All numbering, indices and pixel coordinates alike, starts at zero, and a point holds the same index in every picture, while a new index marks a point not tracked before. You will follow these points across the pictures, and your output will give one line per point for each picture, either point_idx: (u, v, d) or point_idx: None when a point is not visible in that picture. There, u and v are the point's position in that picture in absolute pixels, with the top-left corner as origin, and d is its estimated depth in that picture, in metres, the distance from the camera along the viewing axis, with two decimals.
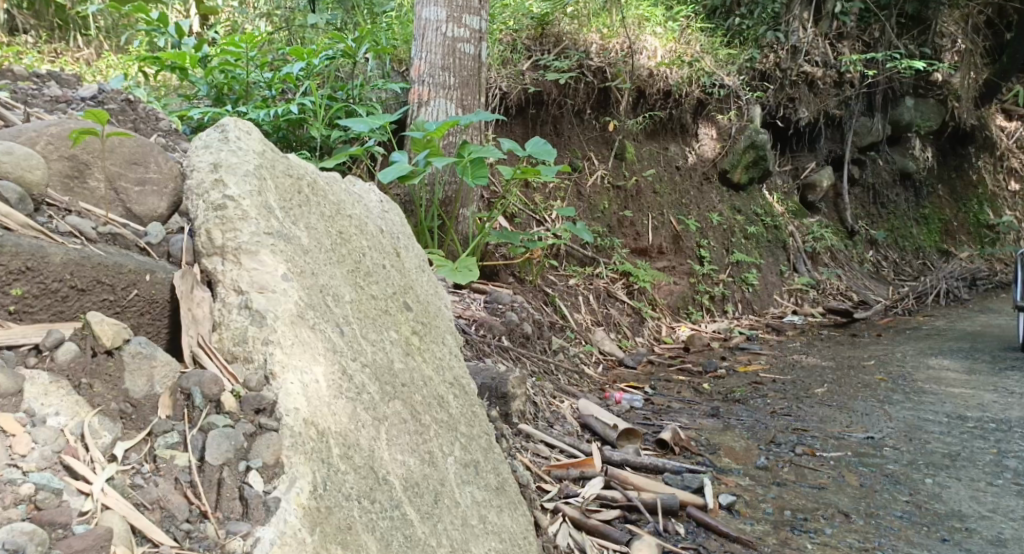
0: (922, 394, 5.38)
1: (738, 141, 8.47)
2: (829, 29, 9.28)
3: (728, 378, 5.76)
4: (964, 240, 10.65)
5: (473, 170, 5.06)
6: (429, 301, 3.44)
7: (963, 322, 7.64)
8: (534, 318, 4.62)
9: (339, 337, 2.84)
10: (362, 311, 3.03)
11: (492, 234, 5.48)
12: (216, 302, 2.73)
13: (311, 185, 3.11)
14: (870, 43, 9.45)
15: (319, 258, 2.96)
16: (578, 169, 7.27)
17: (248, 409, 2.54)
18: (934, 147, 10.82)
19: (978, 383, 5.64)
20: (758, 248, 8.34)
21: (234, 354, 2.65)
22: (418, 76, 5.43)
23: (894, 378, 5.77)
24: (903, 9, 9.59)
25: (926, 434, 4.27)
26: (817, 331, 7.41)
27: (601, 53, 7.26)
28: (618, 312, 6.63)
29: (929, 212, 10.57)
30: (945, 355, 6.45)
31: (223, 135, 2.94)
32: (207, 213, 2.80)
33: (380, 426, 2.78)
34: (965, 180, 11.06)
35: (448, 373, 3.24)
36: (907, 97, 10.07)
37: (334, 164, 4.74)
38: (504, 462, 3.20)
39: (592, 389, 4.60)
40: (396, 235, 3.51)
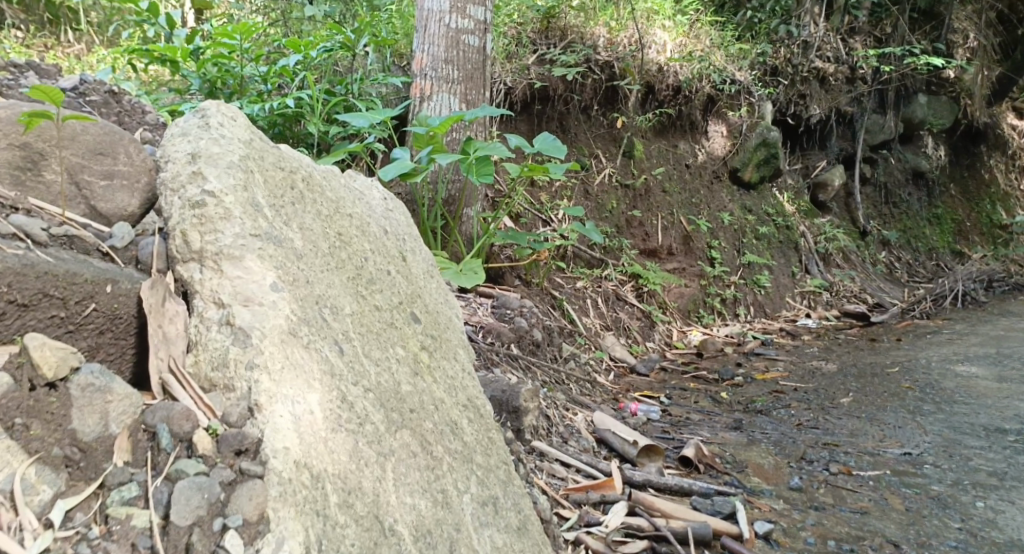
0: (952, 404, 5.13)
1: (749, 139, 8.24)
2: (841, 24, 9.12)
3: (747, 386, 5.52)
4: (976, 240, 10.33)
5: (479, 168, 4.84)
6: (438, 311, 3.22)
7: (985, 327, 7.39)
8: (544, 323, 4.40)
9: (338, 358, 2.62)
10: (365, 323, 2.80)
11: (498, 235, 5.23)
12: (192, 317, 2.54)
13: (305, 180, 2.91)
14: (882, 38, 9.26)
15: (314, 264, 2.74)
16: (585, 167, 7.03)
17: (227, 451, 2.34)
18: (946, 144, 10.53)
19: (1009, 392, 5.39)
20: (769, 249, 8.11)
21: (212, 381, 2.46)
22: (421, 69, 5.20)
23: (921, 387, 5.54)
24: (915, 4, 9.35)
25: (967, 450, 4.05)
26: (834, 335, 7.18)
27: (609, 47, 7.02)
28: (628, 316, 6.41)
29: (942, 212, 10.30)
30: (971, 362, 6.21)
31: (202, 120, 2.75)
32: (183, 211, 2.61)
33: (386, 464, 2.56)
34: (977, 179, 10.76)
35: (461, 393, 3.02)
36: (920, 93, 9.81)
37: (333, 160, 4.57)
38: (525, 495, 2.96)
39: (605, 399, 4.38)
40: (402, 238, 3.29)
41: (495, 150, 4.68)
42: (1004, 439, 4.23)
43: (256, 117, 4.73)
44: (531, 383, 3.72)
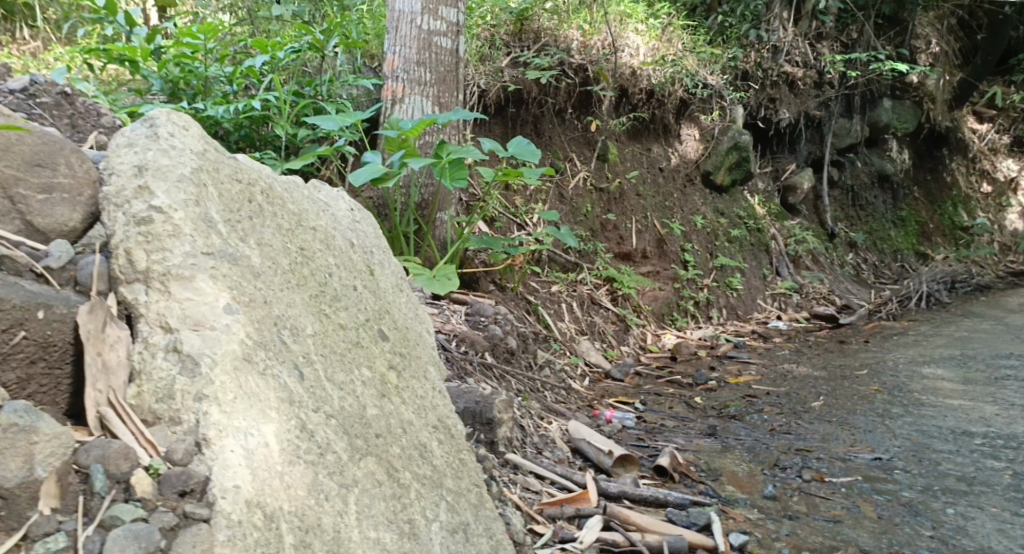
0: (920, 406, 5.11)
1: (721, 142, 8.23)
2: (810, 29, 9.05)
3: (720, 391, 5.48)
4: (938, 242, 10.25)
5: (452, 172, 4.77)
6: (407, 326, 3.17)
7: (949, 328, 7.39)
8: (518, 330, 4.33)
9: (297, 384, 2.55)
10: (328, 343, 2.74)
11: (472, 239, 5.14)
12: (136, 343, 2.45)
13: (264, 192, 2.87)
14: (848, 44, 9.26)
15: (274, 281, 2.68)
16: (560, 171, 6.98)
17: (169, 493, 2.24)
18: (910, 148, 10.57)
19: (975, 395, 5.37)
20: (742, 251, 8.08)
21: (156, 415, 2.37)
22: (392, 71, 5.12)
23: (889, 389, 5.51)
24: (881, 10, 9.38)
25: (936, 454, 4.00)
26: (804, 337, 7.15)
27: (583, 51, 7.00)
28: (603, 320, 6.36)
29: (905, 214, 10.22)
30: (937, 364, 6.19)
31: (151, 130, 2.69)
32: (128, 227, 2.52)
33: (348, 496, 2.48)
34: (940, 183, 10.71)
35: (431, 413, 2.97)
36: (885, 98, 9.83)
37: (301, 164, 4.48)
38: (498, 520, 2.89)
39: (580, 406, 4.31)
40: (369, 250, 3.25)
41: (468, 153, 4.62)
42: (971, 441, 4.19)
43: (222, 118, 4.64)
44: (505, 393, 3.66)
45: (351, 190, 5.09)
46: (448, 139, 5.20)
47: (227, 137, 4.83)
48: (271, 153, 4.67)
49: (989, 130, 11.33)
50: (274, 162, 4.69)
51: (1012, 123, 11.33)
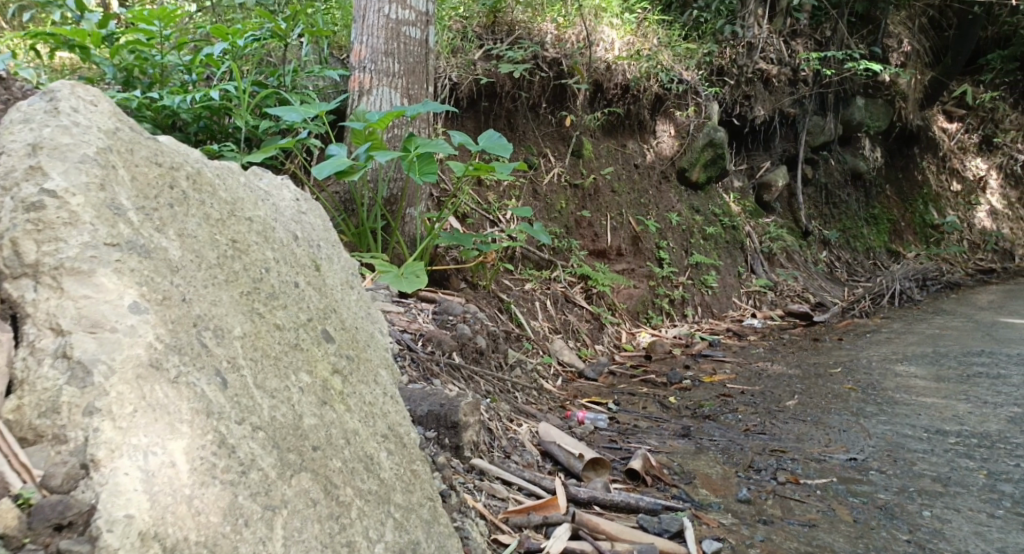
0: (893, 405, 5.01)
1: (696, 139, 8.11)
2: (784, 26, 8.98)
3: (695, 390, 5.37)
4: (911, 240, 10.20)
5: (421, 166, 4.61)
6: (355, 326, 2.96)
7: (921, 325, 7.33)
8: (489, 328, 4.19)
9: (220, 393, 2.36)
10: (259, 346, 2.54)
11: (442, 235, 4.98)
12: (19, 348, 2.20)
13: (188, 178, 2.66)
14: (822, 41, 9.19)
15: (195, 276, 2.49)
16: (534, 166, 6.86)
17: (42, 527, 2.03)
18: (882, 147, 10.52)
19: (947, 393, 5.28)
20: (716, 249, 7.98)
21: (39, 431, 2.13)
22: (359, 62, 4.96)
23: (863, 387, 5.43)
24: (854, 7, 9.31)
25: (909, 454, 3.89)
26: (778, 334, 7.06)
27: (557, 44, 6.86)
28: (577, 318, 6.23)
29: (877, 212, 10.14)
30: (910, 362, 6.10)
31: (51, 105, 2.50)
32: (16, 213, 2.30)
33: (275, 520, 2.30)
34: (910, 181, 10.68)
35: (381, 421, 2.78)
36: (857, 97, 9.74)
37: (262, 156, 4.32)
38: (453, 532, 2.75)
39: (552, 408, 4.17)
40: (315, 244, 3.05)
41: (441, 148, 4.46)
42: (945, 439, 4.09)
43: (181, 108, 4.47)
44: (473, 394, 3.52)
45: (317, 184, 4.94)
46: (418, 133, 5.04)
47: (185, 128, 4.66)
48: (231, 144, 4.49)
49: (958, 131, 11.28)
50: (235, 156, 4.51)
51: (981, 122, 11.32)
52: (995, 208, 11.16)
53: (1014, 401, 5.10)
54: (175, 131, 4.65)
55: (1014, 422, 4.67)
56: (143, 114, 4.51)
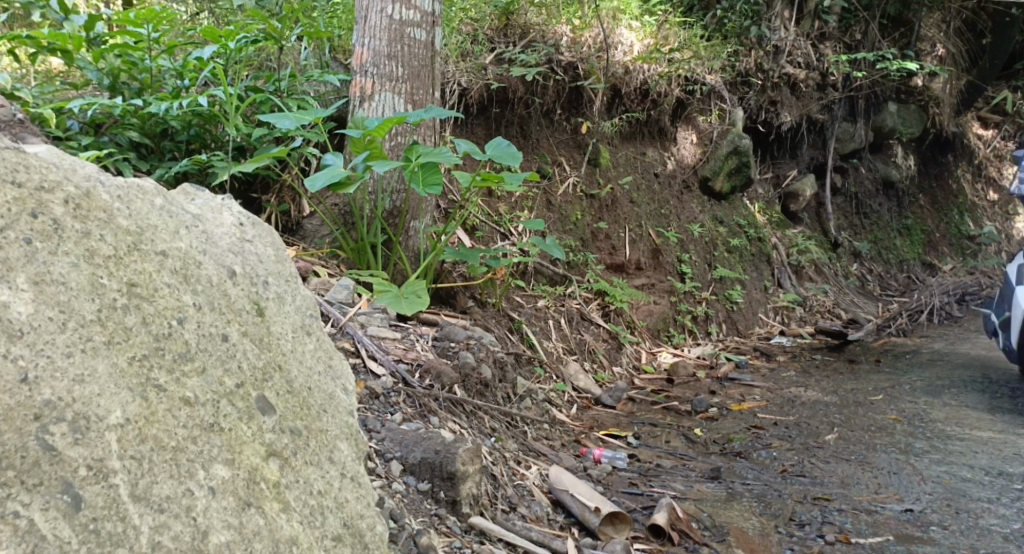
0: (946, 440, 4.71)
1: (720, 147, 7.68)
2: (812, 29, 8.61)
3: (722, 421, 5.00)
4: (946, 252, 9.77)
5: (425, 178, 4.30)
6: (311, 385, 2.50)
7: (964, 345, 6.91)
8: (496, 354, 3.85)
9: (63, 522, 1.95)
10: (145, 437, 2.11)
11: (448, 251, 4.57)
12: None
13: (68, 205, 2.25)
14: (852, 44, 8.78)
15: (55, 335, 2.09)
16: (547, 176, 6.50)
17: None
18: (914, 154, 9.99)
19: (1005, 426, 4.92)
20: (741, 262, 7.54)
21: None
22: (361, 65, 4.63)
23: (911, 418, 5.06)
24: (885, 10, 8.88)
25: (973, 504, 3.76)
26: (809, 355, 6.64)
27: (572, 47, 6.54)
28: (592, 338, 5.85)
29: (911, 222, 9.69)
30: (958, 389, 5.68)
31: None
32: None
33: None
34: (946, 190, 10.21)
35: (334, 518, 2.34)
36: (889, 102, 9.31)
37: (254, 167, 3.95)
38: None
39: (565, 443, 3.86)
40: (259, 278, 2.54)
41: (451, 156, 4.16)
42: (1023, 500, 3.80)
43: (169, 114, 4.10)
44: (475, 435, 3.19)
45: (312, 197, 4.59)
46: (423, 140, 4.69)
47: (176, 136, 4.30)
48: (222, 153, 4.12)
49: (994, 137, 10.74)
50: (228, 166, 4.12)
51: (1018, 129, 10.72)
52: None
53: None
54: (165, 139, 4.30)
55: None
56: (129, 122, 4.16)
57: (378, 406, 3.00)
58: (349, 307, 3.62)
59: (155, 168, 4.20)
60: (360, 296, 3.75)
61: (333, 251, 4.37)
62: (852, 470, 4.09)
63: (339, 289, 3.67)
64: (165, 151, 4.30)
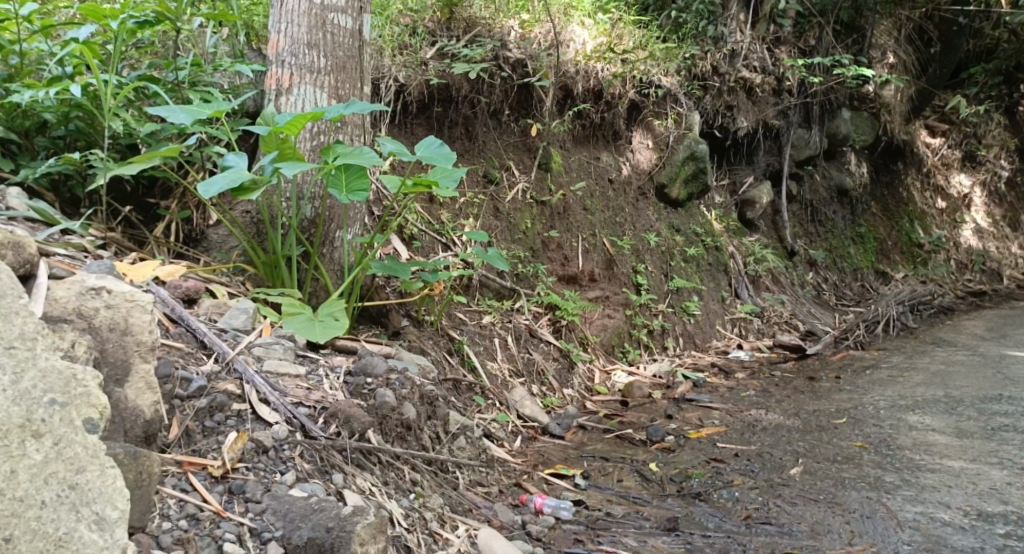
0: (917, 472, 4.27)
1: (676, 152, 7.13)
2: (766, 33, 8.05)
3: (680, 451, 4.55)
4: (899, 261, 9.05)
5: (351, 181, 3.81)
6: (15, 529, 2.26)
7: (923, 359, 6.48)
8: (421, 388, 3.47)
9: None
10: None
11: (374, 265, 4.07)
12: None
13: None
14: (806, 50, 8.31)
15: None
16: (495, 181, 5.99)
17: None
18: (867, 162, 9.32)
19: (975, 455, 4.48)
20: (698, 272, 6.99)
21: None
22: (277, 55, 4.03)
23: (877, 446, 4.62)
24: (839, 15, 8.35)
25: None
26: (769, 371, 6.17)
27: (520, 43, 6.07)
28: (542, 358, 5.36)
29: (864, 231, 9.01)
30: (926, 411, 5.23)
31: None
32: None
33: None
34: (897, 198, 9.47)
35: None
36: (843, 109, 8.66)
37: (139, 168, 3.44)
38: None
39: (503, 490, 3.61)
40: None
41: (374, 156, 3.66)
42: None
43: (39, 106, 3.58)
44: (387, 496, 2.98)
45: (219, 204, 4.00)
46: (349, 139, 4.13)
47: (52, 131, 3.75)
48: (102, 153, 3.60)
49: (943, 145, 10.03)
50: (109, 166, 3.59)
51: (964, 137, 10.12)
52: (981, 226, 10.03)
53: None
54: (39, 136, 3.75)
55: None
56: None
57: (265, 465, 2.83)
58: (245, 336, 3.28)
59: (22, 168, 3.65)
60: (263, 320, 3.41)
61: (242, 266, 3.76)
62: (823, 514, 3.85)
63: (237, 312, 3.33)
64: (39, 149, 3.75)
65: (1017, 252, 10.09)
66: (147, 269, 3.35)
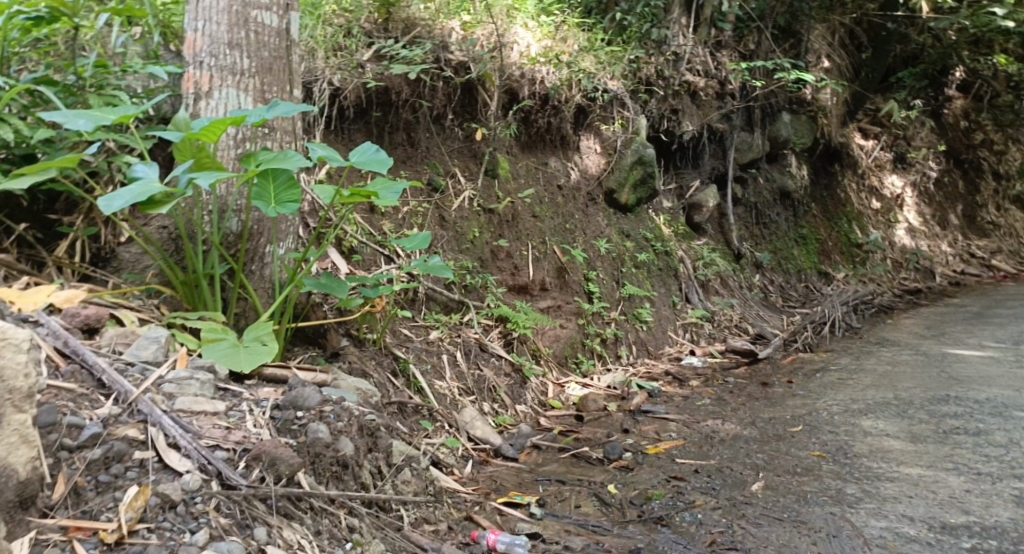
0: (876, 482, 4.05)
1: (624, 156, 6.88)
2: (708, 37, 7.78)
3: (639, 470, 4.28)
4: (839, 261, 8.61)
5: (280, 192, 3.51)
6: None
7: (869, 360, 6.18)
8: (360, 418, 3.35)
9: None
10: None
11: (308, 282, 3.73)
12: None
13: None
14: (746, 55, 8.01)
15: None
16: (440, 189, 5.68)
17: None
18: (806, 164, 8.87)
19: (931, 460, 4.24)
20: (649, 278, 6.71)
21: None
22: (194, 55, 3.68)
23: (836, 454, 4.38)
24: (776, 20, 8.15)
25: None
26: (722, 378, 5.89)
27: (462, 44, 5.74)
28: (493, 373, 5.06)
29: (806, 232, 8.57)
30: (878, 415, 4.91)
31: None
32: None
33: None
34: (835, 200, 9.00)
35: None
36: (783, 111, 8.29)
37: (32, 181, 3.10)
38: None
39: (454, 527, 3.39)
40: None
41: (301, 159, 3.38)
42: None
43: None
44: (313, 547, 2.90)
45: (130, 218, 3.66)
46: (278, 146, 3.79)
47: None
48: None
49: (875, 147, 9.59)
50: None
51: (894, 139, 9.74)
52: (914, 225, 9.52)
53: (1012, 470, 4.10)
54: None
55: (1022, 506, 3.79)
56: None
57: (172, 520, 2.77)
58: (154, 368, 3.19)
59: None
60: (178, 349, 3.31)
61: (157, 288, 3.46)
62: (789, 535, 3.66)
63: (147, 343, 3.23)
64: None
65: (947, 251, 9.56)
66: (41, 296, 3.26)
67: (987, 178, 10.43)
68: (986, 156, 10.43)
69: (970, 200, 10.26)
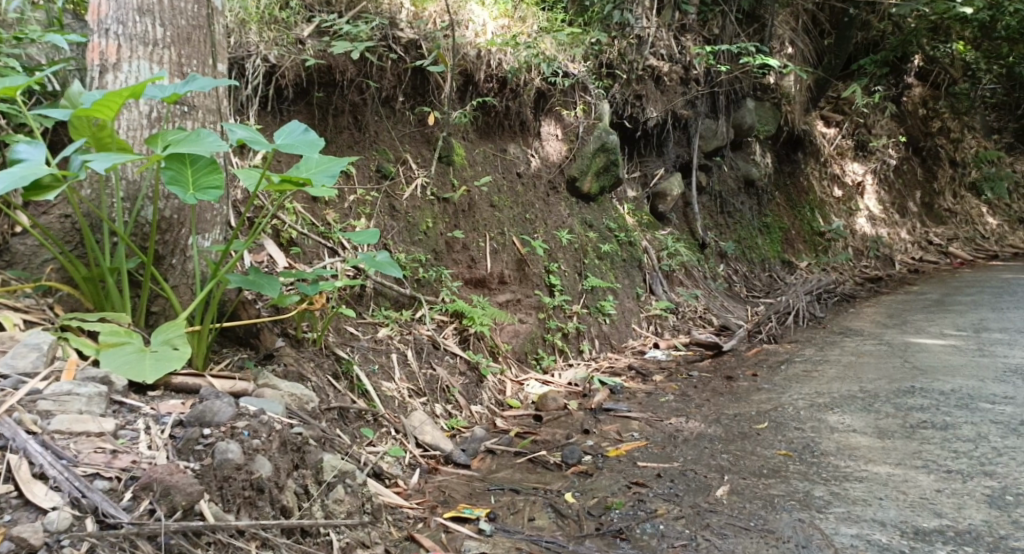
0: (844, 483, 3.77)
1: (587, 143, 6.54)
2: (672, 20, 7.38)
3: (598, 476, 3.96)
4: (803, 250, 8.34)
5: (203, 176, 3.13)
6: None
7: (836, 350, 5.89)
8: (284, 431, 3.08)
9: None
10: None
11: (235, 277, 3.36)
12: None
13: None
14: (711, 39, 7.68)
15: None
16: (390, 176, 5.32)
17: None
18: (771, 152, 8.56)
19: (900, 457, 3.96)
20: (613, 270, 6.37)
21: None
22: (99, 21, 3.29)
23: (802, 452, 4.08)
24: (740, 4, 7.82)
25: None
26: (686, 373, 5.59)
27: (412, 22, 5.42)
28: (447, 372, 4.71)
29: (770, 221, 8.29)
30: (846, 409, 4.60)
31: None
32: None
33: None
34: (798, 187, 8.70)
35: None
36: (748, 98, 7.97)
37: None
38: None
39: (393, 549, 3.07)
40: None
41: (215, 138, 3.08)
42: None
43: None
44: None
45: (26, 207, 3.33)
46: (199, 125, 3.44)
47: None
48: None
49: (837, 135, 9.27)
50: None
51: (856, 127, 9.37)
52: (874, 212, 9.23)
53: (983, 467, 3.83)
54: None
55: (997, 507, 3.52)
56: None
57: None
58: (29, 379, 2.90)
59: None
60: (70, 354, 3.03)
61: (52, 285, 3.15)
62: (755, 546, 3.37)
63: (26, 351, 2.94)
64: None
65: (908, 238, 9.28)
66: None
67: (947, 165, 10.20)
68: (946, 143, 10.25)
69: (940, 188, 10.02)
